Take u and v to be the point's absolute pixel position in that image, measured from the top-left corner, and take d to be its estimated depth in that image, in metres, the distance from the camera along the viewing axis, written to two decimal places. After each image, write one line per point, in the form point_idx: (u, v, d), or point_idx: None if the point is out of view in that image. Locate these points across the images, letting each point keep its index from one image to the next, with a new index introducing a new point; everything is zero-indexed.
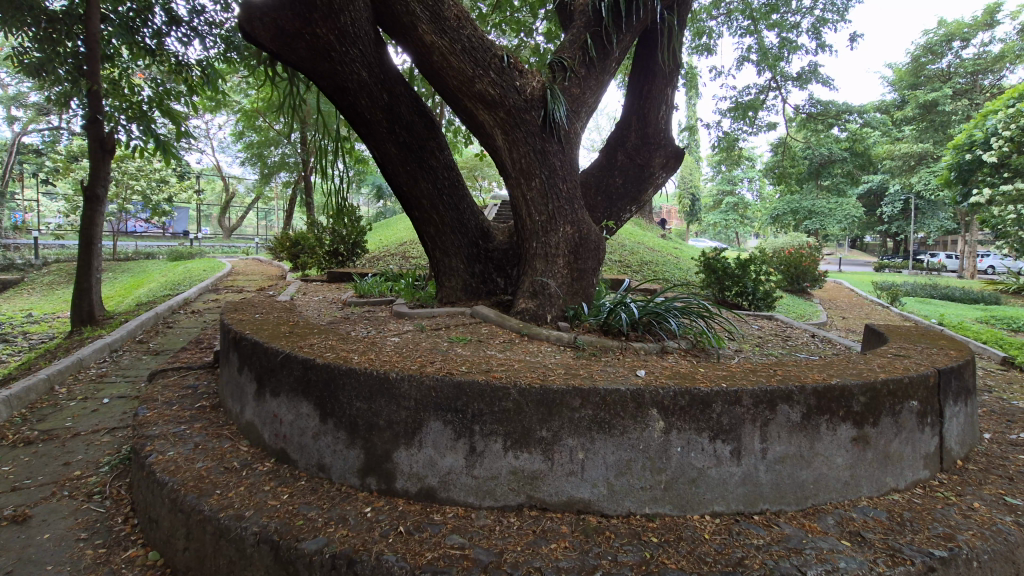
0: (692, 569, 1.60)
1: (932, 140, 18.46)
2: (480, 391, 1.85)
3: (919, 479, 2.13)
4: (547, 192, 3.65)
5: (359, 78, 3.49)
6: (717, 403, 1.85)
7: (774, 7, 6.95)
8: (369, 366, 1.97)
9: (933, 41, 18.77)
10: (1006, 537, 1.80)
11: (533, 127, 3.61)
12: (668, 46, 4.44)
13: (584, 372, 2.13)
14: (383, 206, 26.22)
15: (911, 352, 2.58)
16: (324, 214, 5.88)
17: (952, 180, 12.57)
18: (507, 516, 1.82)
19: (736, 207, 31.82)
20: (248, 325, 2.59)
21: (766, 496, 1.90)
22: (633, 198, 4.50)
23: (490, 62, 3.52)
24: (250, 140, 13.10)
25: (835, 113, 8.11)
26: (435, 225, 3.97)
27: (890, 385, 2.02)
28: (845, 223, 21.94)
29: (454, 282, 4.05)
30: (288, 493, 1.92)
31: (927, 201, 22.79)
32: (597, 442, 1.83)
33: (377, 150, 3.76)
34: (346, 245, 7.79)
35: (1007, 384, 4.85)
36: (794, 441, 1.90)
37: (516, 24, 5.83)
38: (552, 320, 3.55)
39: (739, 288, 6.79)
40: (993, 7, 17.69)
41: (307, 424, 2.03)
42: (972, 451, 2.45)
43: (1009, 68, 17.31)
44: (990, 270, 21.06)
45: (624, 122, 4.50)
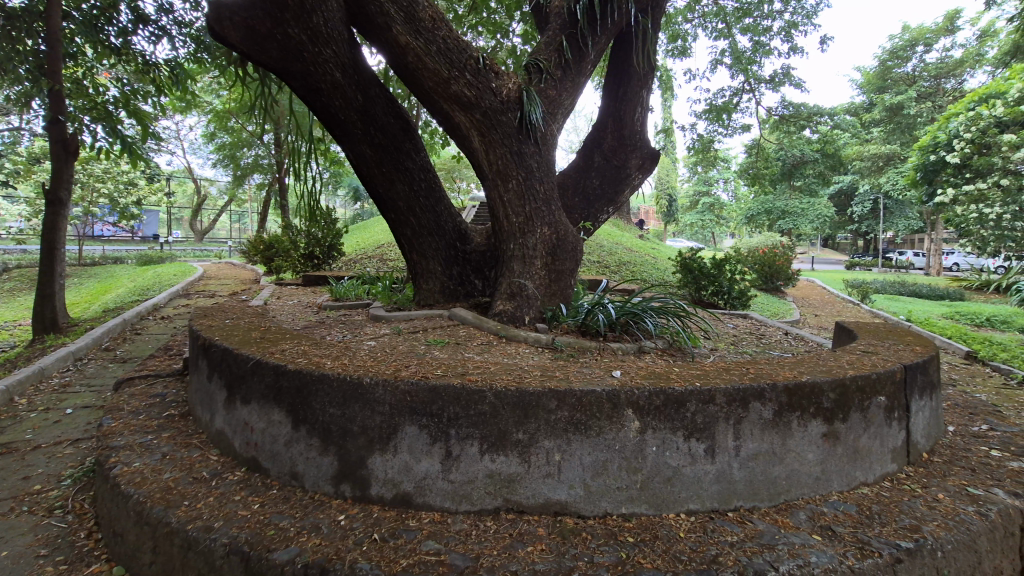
0: (668, 568, 1.61)
1: (899, 142, 19.03)
2: (455, 394, 1.83)
3: (887, 472, 2.18)
4: (524, 193, 3.65)
5: (333, 78, 3.43)
6: (692, 402, 1.87)
7: (747, 11, 7.08)
8: (342, 372, 1.95)
9: (899, 46, 19.37)
10: (968, 527, 1.86)
11: (509, 128, 3.61)
12: (642, 48, 4.49)
13: (561, 373, 2.13)
14: (361, 208, 26.00)
15: (879, 349, 2.65)
16: (298, 217, 5.79)
17: (918, 180, 12.96)
18: (483, 521, 1.81)
19: (712, 207, 32.37)
20: (218, 331, 2.53)
21: (739, 493, 1.93)
22: (609, 199, 4.53)
23: (466, 63, 3.50)
24: (223, 141, 12.85)
25: (806, 115, 8.30)
26: (412, 227, 3.94)
27: (858, 382, 2.06)
28: (817, 222, 22.50)
29: (432, 285, 4.03)
30: (259, 503, 1.88)
31: (895, 201, 23.50)
32: (574, 444, 1.83)
33: (352, 151, 3.72)
34: (322, 248, 7.69)
35: (970, 378, 5.02)
36: (766, 438, 1.93)
37: (493, 25, 5.82)
38: (530, 321, 3.55)
39: (715, 288, 6.89)
40: (954, 13, 18.34)
41: (278, 432, 1.99)
42: (937, 444, 2.52)
43: (970, 72, 17.95)
44: (955, 268, 21.84)
45: (601, 123, 4.54)
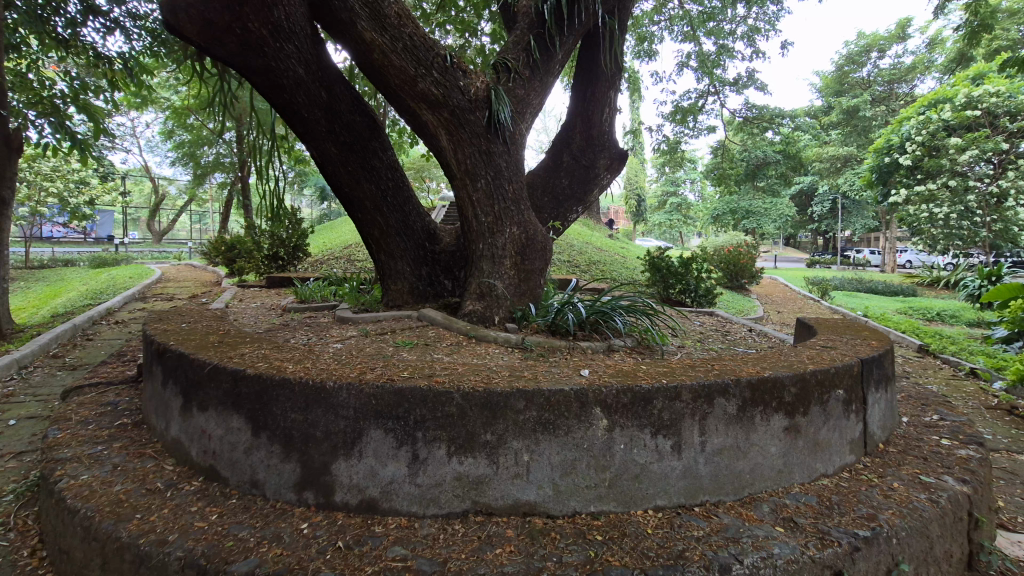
0: (635, 565, 1.61)
1: (856, 144, 19.79)
2: (422, 396, 1.80)
3: (845, 463, 2.25)
4: (492, 193, 3.64)
5: (296, 75, 3.34)
6: (658, 399, 1.89)
7: (711, 15, 7.23)
8: (304, 376, 1.89)
9: (855, 51, 20.12)
10: (921, 514, 1.93)
11: (477, 127, 3.58)
12: (609, 49, 4.52)
13: (529, 373, 2.12)
14: (328, 208, 25.55)
15: (837, 344, 2.74)
16: (261, 217, 5.62)
17: (874, 181, 13.49)
18: (451, 524, 1.78)
19: (680, 207, 33.03)
20: (173, 336, 2.43)
21: (705, 488, 1.95)
22: (578, 199, 4.55)
23: (433, 61, 3.45)
24: (181, 139, 12.41)
25: (769, 117, 8.54)
26: (379, 228, 3.88)
27: (818, 376, 2.12)
28: (779, 221, 23.22)
29: (401, 286, 3.98)
30: (218, 513, 1.81)
31: (852, 201, 24.42)
32: (543, 443, 1.83)
33: (317, 150, 3.63)
34: (287, 249, 7.49)
35: (922, 371, 5.26)
36: (731, 433, 1.97)
37: (461, 24, 5.78)
38: (500, 321, 3.54)
39: (682, 286, 7.01)
40: (905, 21, 19.18)
41: (237, 439, 1.92)
42: (892, 434, 2.62)
43: (921, 78, 18.79)
44: (908, 265, 22.86)
45: (569, 123, 4.56)
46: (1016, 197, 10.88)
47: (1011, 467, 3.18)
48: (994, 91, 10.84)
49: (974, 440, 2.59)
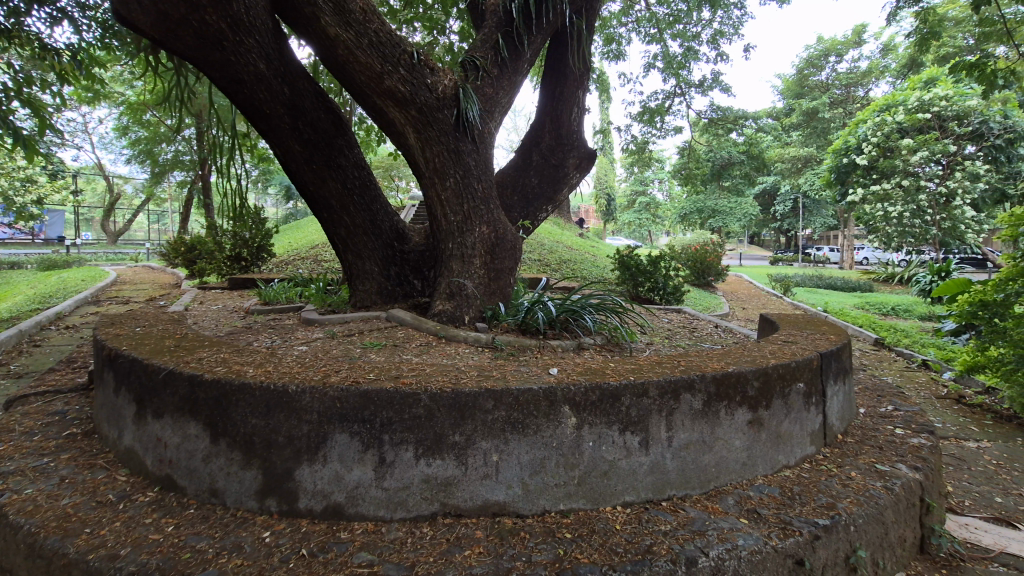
0: (604, 562, 1.62)
1: (816, 145, 20.51)
2: (389, 398, 1.77)
3: (806, 454, 2.32)
4: (461, 191, 3.61)
5: (256, 70, 3.23)
6: (626, 396, 1.90)
7: (677, 18, 7.36)
8: (265, 379, 1.83)
9: (815, 55, 20.83)
10: (877, 501, 2.00)
11: (445, 126, 3.55)
12: (577, 49, 4.54)
13: (498, 373, 2.10)
14: (294, 207, 25.07)
15: (798, 338, 2.82)
16: (222, 217, 5.46)
17: (832, 181, 13.97)
18: (420, 527, 1.76)
19: (648, 206, 33.73)
20: (126, 341, 2.33)
21: (672, 482, 1.98)
22: (548, 198, 4.57)
23: (400, 58, 3.40)
24: (137, 136, 11.94)
25: (733, 118, 8.76)
26: (345, 227, 3.80)
27: (779, 369, 2.17)
28: (744, 220, 23.87)
29: (369, 286, 3.92)
30: (174, 525, 1.74)
31: (812, 200, 25.28)
32: (511, 443, 1.82)
33: (279, 147, 3.54)
34: (250, 250, 7.29)
35: (878, 363, 5.49)
36: (697, 428, 2.00)
37: (429, 21, 5.72)
38: (470, 321, 3.53)
39: (651, 284, 7.12)
40: (860, 27, 19.96)
41: (196, 446, 1.86)
42: (850, 425, 2.71)
43: (875, 82, 19.59)
44: (865, 262, 23.81)
45: (539, 123, 4.56)
46: (962, 197, 11.45)
47: (959, 453, 3.35)
48: (943, 95, 11.37)
49: (925, 429, 2.71)
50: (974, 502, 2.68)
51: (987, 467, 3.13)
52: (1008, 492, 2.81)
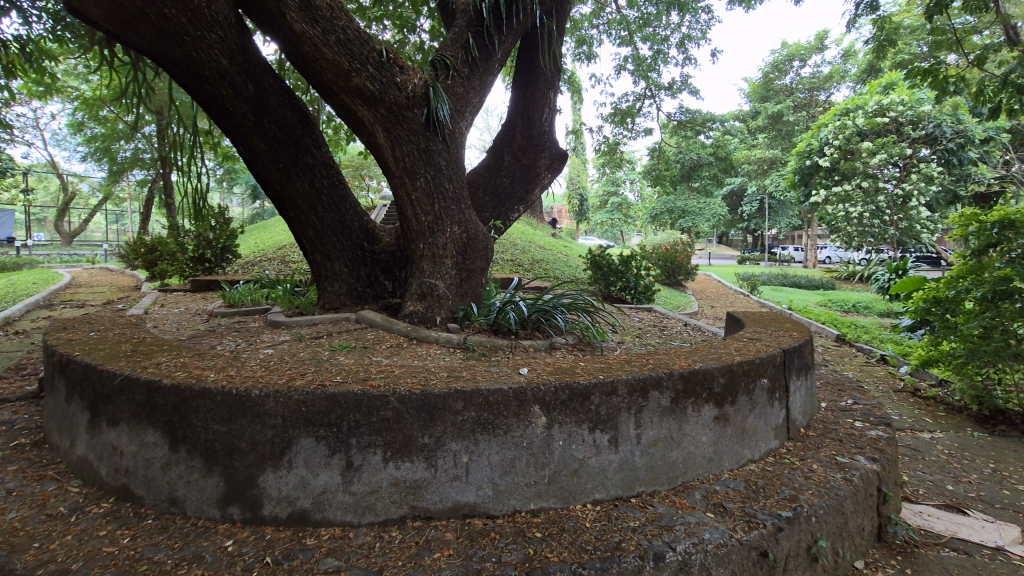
0: (573, 559, 1.63)
1: (781, 147, 21.11)
2: (356, 401, 1.74)
3: (770, 448, 2.38)
4: (432, 191, 3.58)
5: (219, 66, 3.14)
6: (596, 395, 1.92)
7: (647, 21, 7.46)
8: (228, 384, 1.78)
9: (780, 60, 21.45)
10: (837, 492, 2.06)
11: (415, 125, 3.51)
12: (548, 49, 4.56)
13: (468, 373, 2.10)
14: (261, 207, 24.53)
15: (762, 335, 2.89)
16: (184, 217, 5.29)
17: (796, 183, 14.38)
18: (388, 531, 1.74)
19: (620, 206, 34.22)
20: (78, 346, 2.23)
21: (641, 479, 2.01)
22: (519, 198, 4.58)
23: (368, 56, 3.35)
24: (93, 133, 11.48)
25: (701, 120, 8.94)
26: (313, 227, 3.73)
27: (744, 366, 2.23)
28: (712, 221, 24.40)
29: (337, 287, 3.86)
30: (130, 536, 1.69)
31: (778, 201, 25.97)
32: (481, 444, 1.81)
33: (243, 146, 3.45)
34: (214, 250, 7.08)
35: (840, 358, 5.68)
36: (665, 424, 2.03)
37: (399, 19, 5.67)
38: (441, 321, 3.51)
39: (622, 283, 7.20)
40: (823, 33, 20.61)
41: (154, 454, 1.79)
42: (811, 419, 2.79)
43: (837, 86, 20.27)
44: (828, 260, 24.61)
45: (510, 122, 4.57)
46: (918, 198, 11.93)
47: (914, 443, 3.49)
48: (899, 100, 11.86)
49: (882, 421, 2.81)
50: (928, 490, 2.80)
51: (940, 456, 3.27)
52: (959, 480, 2.95)
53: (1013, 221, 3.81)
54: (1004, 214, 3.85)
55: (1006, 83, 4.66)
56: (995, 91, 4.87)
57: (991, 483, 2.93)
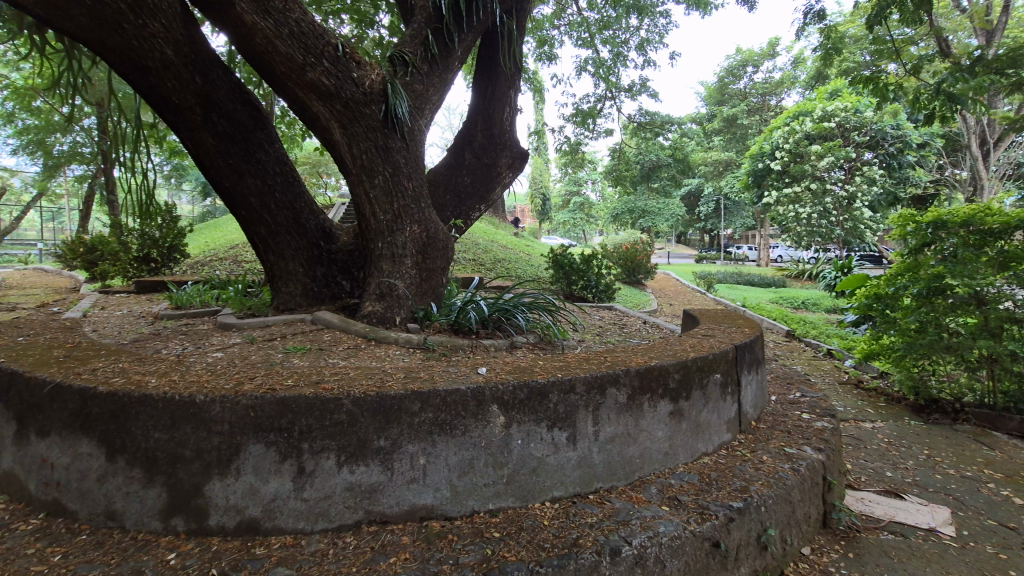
0: (531, 557, 1.63)
1: (735, 150, 21.85)
2: (308, 405, 1.69)
3: (723, 442, 2.45)
4: (390, 189, 3.52)
5: (162, 56, 2.99)
6: (554, 393, 1.93)
7: (607, 24, 7.58)
8: (170, 389, 1.70)
9: (734, 65, 22.18)
10: (785, 482, 2.14)
11: (373, 121, 3.44)
12: (508, 49, 4.57)
13: (426, 374, 2.07)
14: (213, 204, 23.64)
15: (716, 332, 2.98)
16: (127, 215, 5.03)
17: (750, 184, 14.91)
18: (342, 538, 1.70)
19: (582, 206, 34.68)
20: (3, 352, 2.09)
21: (599, 475, 2.03)
22: (481, 197, 4.56)
23: (323, 50, 3.26)
24: (26, 124, 10.82)
25: (660, 122, 9.15)
26: (267, 226, 3.60)
27: (698, 362, 2.28)
28: (671, 220, 25.02)
29: (293, 288, 3.74)
30: (62, 554, 1.60)
31: (733, 201, 26.83)
32: (439, 445, 1.79)
33: (190, 140, 3.30)
34: (160, 250, 6.77)
35: (789, 353, 5.92)
36: (622, 421, 2.06)
37: (358, 14, 5.56)
38: (401, 321, 3.46)
39: (583, 282, 7.28)
40: (774, 40, 21.43)
41: (89, 466, 1.69)
42: (762, 413, 2.89)
43: (787, 92, 21.12)
44: (779, 259, 25.60)
45: (471, 121, 4.54)
46: (862, 199, 12.55)
47: (857, 433, 3.67)
48: (843, 107, 12.46)
49: (828, 413, 2.94)
50: (869, 477, 2.95)
51: (880, 445, 3.45)
52: (897, 467, 3.11)
53: (945, 221, 4.06)
54: (936, 215, 4.10)
55: (939, 91, 4.96)
56: (928, 99, 5.18)
57: (926, 469, 3.11)
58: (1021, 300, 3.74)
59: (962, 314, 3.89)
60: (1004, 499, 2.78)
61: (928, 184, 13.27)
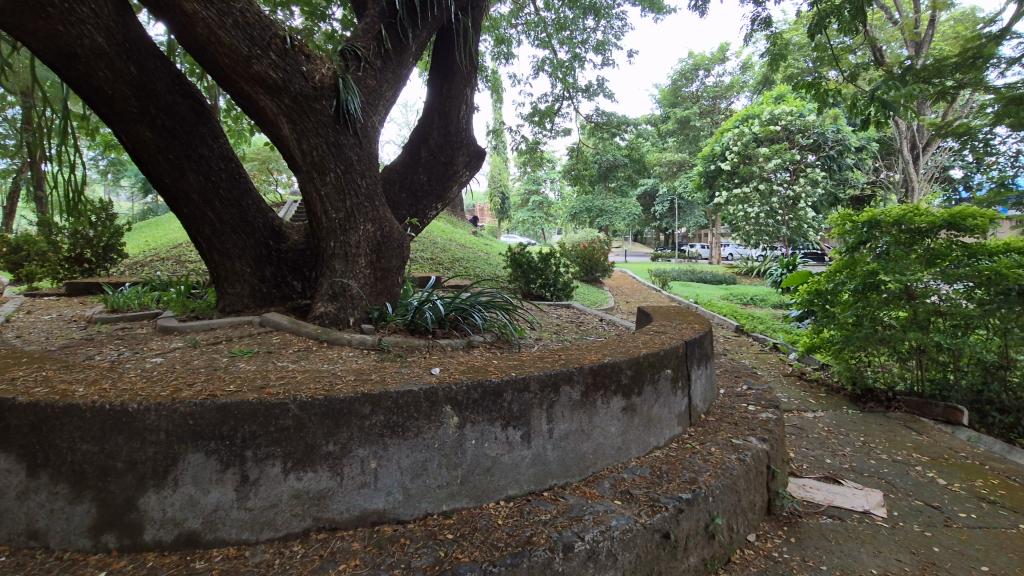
0: (484, 558, 1.63)
1: (688, 151, 22.51)
2: (252, 411, 1.62)
3: (674, 435, 2.52)
4: (342, 187, 3.43)
5: (93, 43, 2.82)
6: (508, 392, 1.93)
7: (564, 24, 7.65)
8: (100, 398, 1.60)
9: (686, 69, 22.79)
10: (731, 472, 2.22)
11: (324, 117, 3.34)
12: (464, 46, 4.54)
13: (378, 375, 2.03)
14: (155, 201, 22.51)
15: (667, 328, 3.05)
16: (56, 212, 4.71)
17: (702, 184, 15.38)
18: (289, 547, 1.65)
19: (541, 205, 34.94)
20: None
21: (553, 472, 2.05)
22: (437, 196, 4.51)
23: (270, 42, 3.13)
24: None
25: (616, 123, 9.30)
26: (210, 224, 3.43)
27: (649, 358, 2.33)
28: (627, 219, 25.53)
29: (239, 289, 3.59)
30: None
31: (686, 201, 27.61)
32: (391, 448, 1.76)
33: (125, 134, 3.12)
34: (95, 250, 6.38)
35: (739, 348, 6.14)
36: (576, 418, 2.08)
37: (309, 6, 5.40)
38: (354, 322, 3.38)
39: (541, 281, 7.32)
40: (724, 45, 22.17)
41: (7, 483, 1.57)
42: (711, 406, 2.98)
43: (736, 96, 21.90)
44: (730, 258, 26.54)
45: (426, 118, 4.49)
46: (806, 200, 13.15)
47: (800, 423, 3.85)
48: (789, 111, 13.02)
49: (772, 404, 3.07)
50: (810, 465, 3.10)
51: (821, 433, 3.63)
52: (836, 453, 3.28)
53: (878, 221, 4.31)
54: (871, 215, 4.34)
55: (874, 98, 5.25)
56: (864, 105, 5.48)
57: (862, 455, 3.30)
58: (946, 294, 4.01)
59: (895, 308, 4.13)
60: (929, 480, 2.98)
61: (866, 185, 14.05)
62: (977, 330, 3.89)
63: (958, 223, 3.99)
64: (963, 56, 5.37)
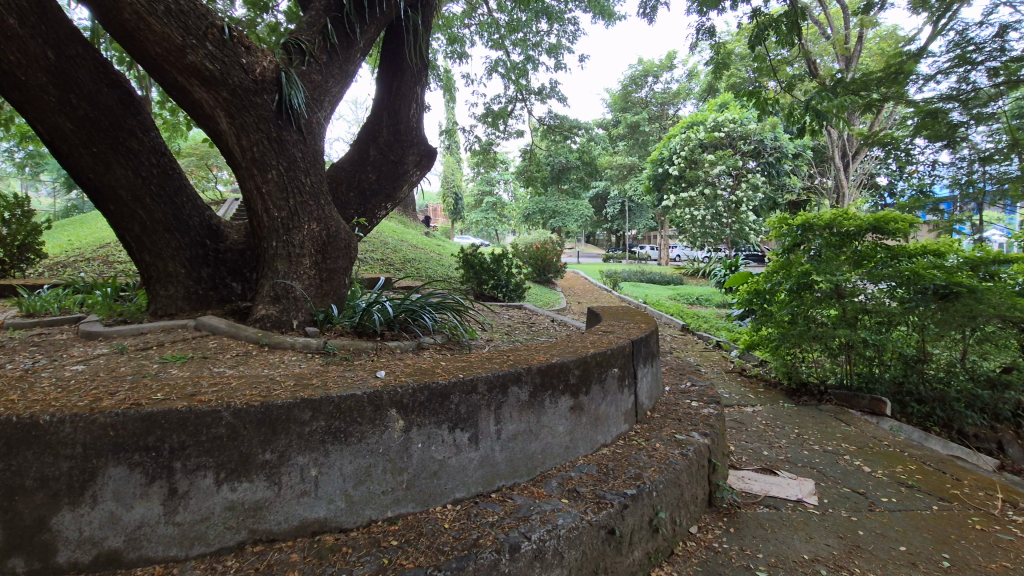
0: (430, 562, 1.60)
1: (637, 155, 23.06)
2: (181, 420, 1.53)
3: (620, 432, 2.57)
4: (285, 185, 3.30)
5: (3, 24, 2.59)
6: (455, 394, 1.91)
7: (517, 26, 7.68)
8: (6, 410, 1.46)
9: (636, 75, 23.33)
10: (674, 466, 2.29)
11: (265, 111, 3.21)
12: (413, 44, 4.48)
13: (319, 379, 1.97)
14: (79, 197, 20.95)
15: (615, 328, 3.11)
16: None
17: (651, 187, 15.83)
18: (222, 561, 1.57)
19: (495, 206, 34.97)
20: None
21: (501, 473, 2.05)
22: (386, 195, 4.43)
23: (206, 32, 2.98)
24: None
25: (568, 125, 9.42)
26: (140, 222, 3.21)
27: (596, 357, 2.37)
28: (580, 221, 25.94)
29: (173, 291, 3.39)
30: None
31: (636, 204, 28.30)
32: (332, 455, 1.70)
33: (41, 124, 2.88)
34: (9, 249, 5.87)
35: (685, 346, 6.34)
36: (523, 418, 2.09)
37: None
38: (298, 324, 3.26)
39: (493, 282, 7.31)
40: (672, 53, 22.87)
41: None
42: (656, 403, 3.06)
43: (683, 102, 22.64)
44: (678, 259, 27.40)
45: (375, 115, 4.40)
46: (747, 204, 13.73)
47: (740, 417, 4.01)
48: (731, 118, 13.57)
49: (713, 400, 3.18)
50: (748, 457, 3.23)
51: (759, 427, 3.80)
52: (772, 446, 3.44)
53: (812, 224, 4.56)
54: (805, 219, 4.58)
55: (809, 108, 5.54)
56: (800, 114, 5.77)
57: (796, 446, 3.47)
58: (872, 293, 4.28)
59: (826, 307, 4.37)
60: (856, 468, 3.17)
61: (802, 191, 14.81)
62: (899, 326, 4.19)
63: (882, 227, 4.27)
64: (887, 71, 5.74)
